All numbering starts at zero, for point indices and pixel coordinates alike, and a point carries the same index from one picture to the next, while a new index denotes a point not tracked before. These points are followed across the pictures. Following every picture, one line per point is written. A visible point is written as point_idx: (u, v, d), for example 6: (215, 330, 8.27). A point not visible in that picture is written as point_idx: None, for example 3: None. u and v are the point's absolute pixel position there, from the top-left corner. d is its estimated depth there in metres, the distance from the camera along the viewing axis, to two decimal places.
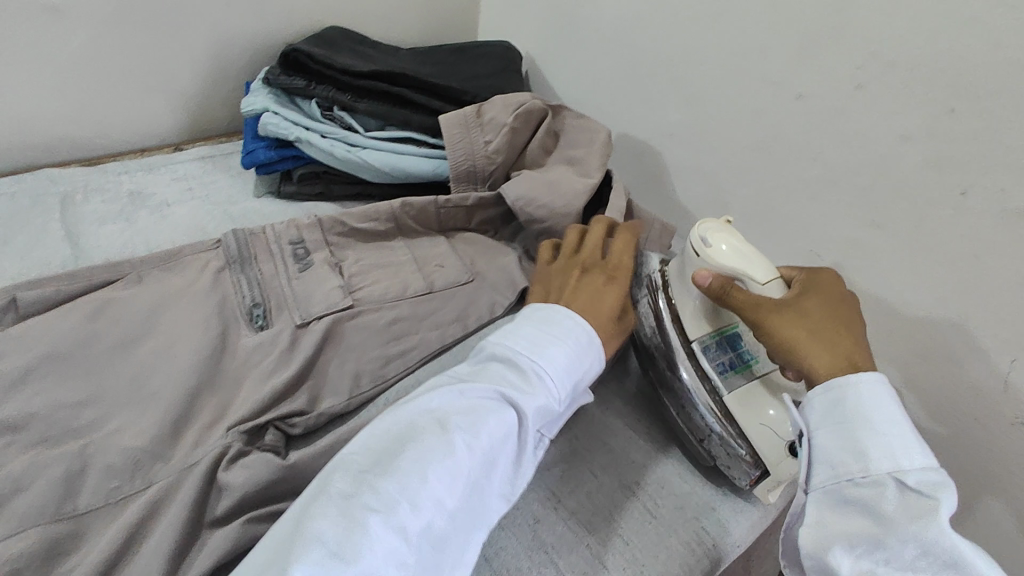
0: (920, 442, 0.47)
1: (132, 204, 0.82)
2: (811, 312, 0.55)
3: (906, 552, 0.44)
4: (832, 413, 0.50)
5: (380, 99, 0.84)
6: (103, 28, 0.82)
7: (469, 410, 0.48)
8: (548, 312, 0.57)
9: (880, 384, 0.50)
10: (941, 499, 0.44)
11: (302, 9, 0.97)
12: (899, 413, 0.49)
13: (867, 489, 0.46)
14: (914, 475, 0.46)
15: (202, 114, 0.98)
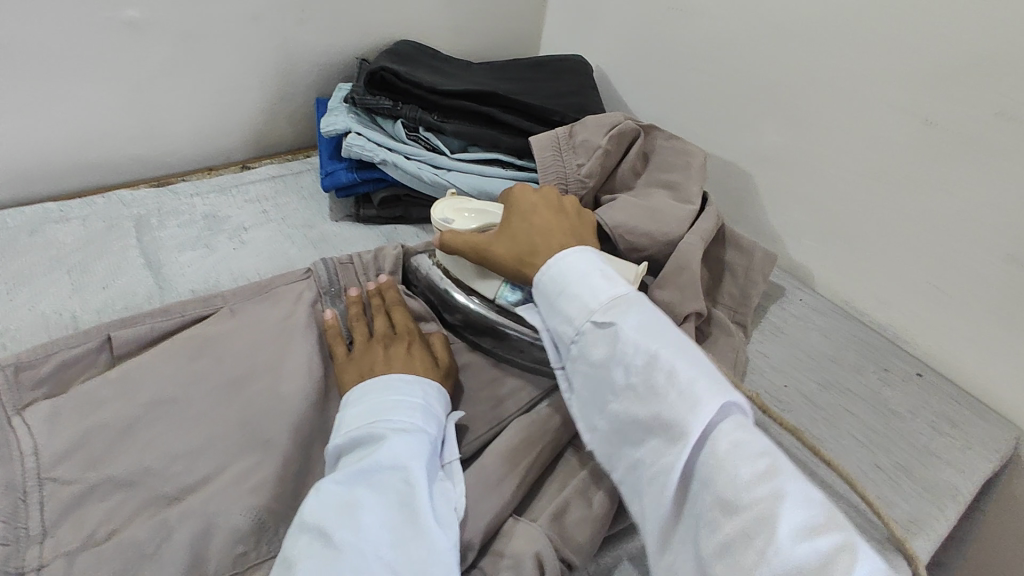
0: (597, 285, 0.54)
1: (209, 229, 0.79)
2: (519, 233, 0.62)
3: (630, 372, 0.48)
4: (546, 298, 0.56)
5: (467, 119, 0.81)
6: (177, 45, 0.78)
7: (345, 500, 0.46)
8: (377, 382, 0.55)
9: (567, 256, 0.57)
10: (618, 319, 0.50)
11: (373, 22, 0.92)
12: (596, 264, 0.55)
13: (590, 342, 0.51)
14: (619, 304, 0.52)
15: (268, 131, 0.94)
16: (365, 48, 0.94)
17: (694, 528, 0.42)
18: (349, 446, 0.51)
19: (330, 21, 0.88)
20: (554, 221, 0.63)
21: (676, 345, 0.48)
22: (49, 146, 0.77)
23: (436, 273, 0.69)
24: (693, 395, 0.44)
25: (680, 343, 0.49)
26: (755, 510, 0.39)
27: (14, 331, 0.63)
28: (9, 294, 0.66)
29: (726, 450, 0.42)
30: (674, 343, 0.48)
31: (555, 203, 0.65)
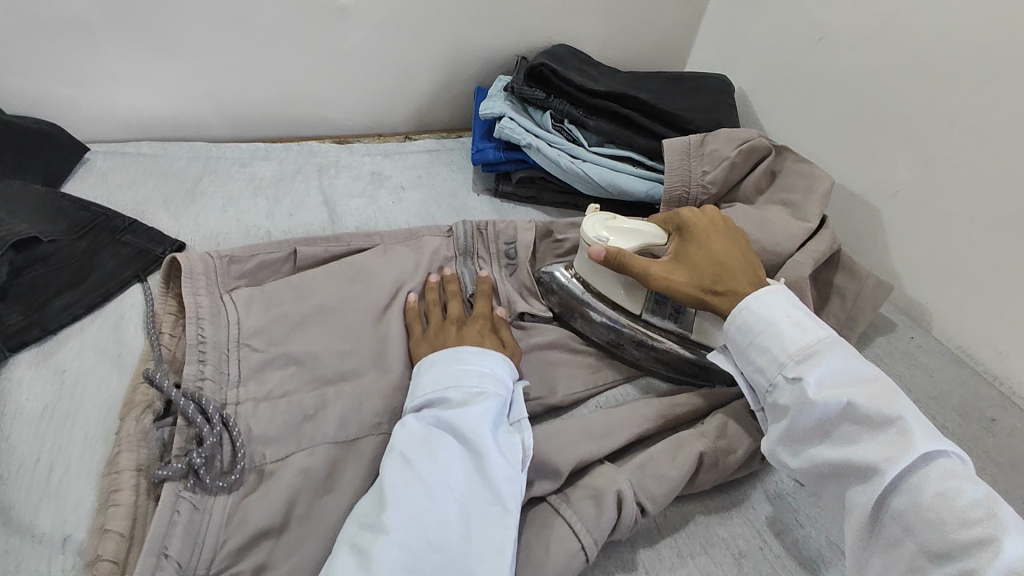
0: (785, 329, 0.56)
1: (373, 183, 0.93)
2: (694, 259, 0.65)
3: (828, 422, 0.52)
4: (734, 343, 0.59)
5: (609, 118, 0.89)
6: (374, 29, 0.91)
7: (424, 441, 0.52)
8: (450, 352, 0.60)
9: (756, 297, 0.59)
10: (808, 372, 0.53)
11: (538, 24, 1.01)
12: (782, 304, 0.58)
13: (781, 390, 0.54)
14: (810, 350, 0.54)
15: (430, 111, 1.06)
16: (526, 47, 1.03)
17: (899, 566, 0.46)
18: (432, 399, 0.57)
19: (501, 19, 0.98)
20: (727, 246, 0.66)
21: (876, 393, 0.51)
22: (263, 100, 0.93)
23: (577, 285, 0.73)
24: (902, 448, 0.47)
25: (884, 392, 0.51)
26: (967, 564, 0.42)
27: (226, 237, 0.79)
28: (224, 208, 0.83)
29: (932, 495, 0.45)
30: (872, 392, 0.51)
31: (724, 228, 0.68)
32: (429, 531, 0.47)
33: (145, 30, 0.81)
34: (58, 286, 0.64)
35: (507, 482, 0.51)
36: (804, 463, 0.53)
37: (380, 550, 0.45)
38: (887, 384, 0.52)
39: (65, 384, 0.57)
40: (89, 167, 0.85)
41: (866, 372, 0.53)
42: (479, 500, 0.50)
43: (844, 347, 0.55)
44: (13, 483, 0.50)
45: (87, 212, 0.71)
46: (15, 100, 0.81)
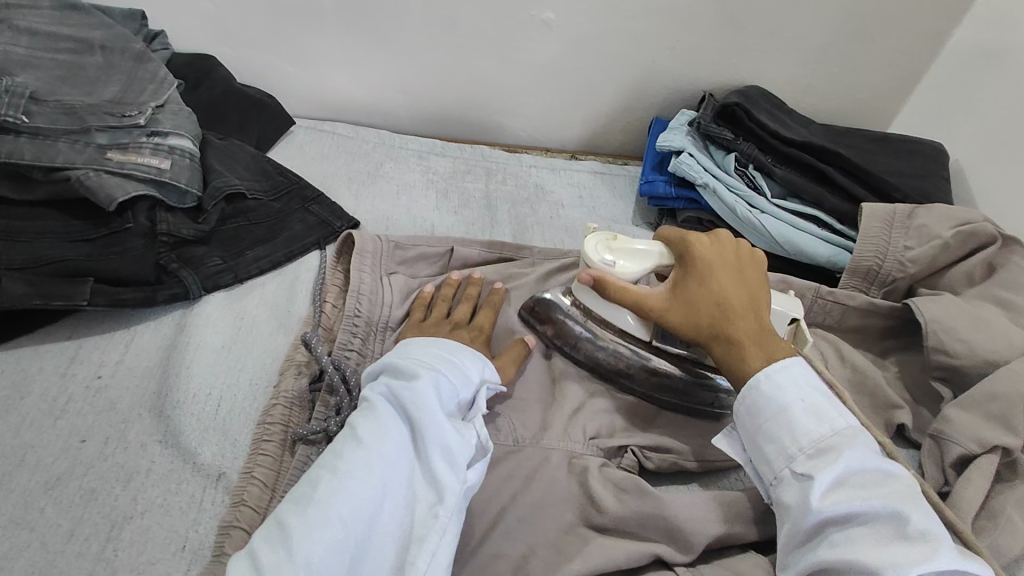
0: (800, 416, 0.49)
1: (536, 195, 0.94)
2: (696, 296, 0.57)
3: (837, 527, 0.44)
4: (750, 424, 0.51)
5: (800, 171, 0.82)
6: (568, 45, 0.92)
7: (374, 412, 0.49)
8: (418, 341, 0.57)
9: (778, 369, 0.52)
10: (822, 470, 0.46)
11: (736, 59, 0.95)
12: (800, 386, 0.50)
13: (789, 485, 0.48)
14: (830, 444, 0.48)
15: (603, 133, 1.05)
16: (718, 83, 0.98)
17: None
18: (387, 374, 0.53)
19: (700, 51, 0.94)
20: (740, 284, 0.58)
21: (891, 492, 0.44)
22: (450, 100, 0.97)
23: (563, 298, 0.66)
24: (918, 558, 0.40)
25: (904, 494, 0.44)
26: None
27: (394, 221, 0.86)
28: (398, 196, 0.89)
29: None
30: (892, 493, 0.44)
31: (736, 262, 0.60)
32: (357, 503, 0.43)
33: (364, 21, 0.87)
34: (252, 239, 0.71)
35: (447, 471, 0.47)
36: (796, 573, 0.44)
37: (300, 527, 0.41)
38: (909, 485, 0.45)
39: (242, 330, 0.63)
40: (292, 138, 0.94)
41: (889, 470, 0.46)
42: (425, 484, 0.46)
43: (869, 441, 0.48)
44: (186, 408, 0.54)
45: (285, 177, 0.77)
46: (248, 70, 0.93)
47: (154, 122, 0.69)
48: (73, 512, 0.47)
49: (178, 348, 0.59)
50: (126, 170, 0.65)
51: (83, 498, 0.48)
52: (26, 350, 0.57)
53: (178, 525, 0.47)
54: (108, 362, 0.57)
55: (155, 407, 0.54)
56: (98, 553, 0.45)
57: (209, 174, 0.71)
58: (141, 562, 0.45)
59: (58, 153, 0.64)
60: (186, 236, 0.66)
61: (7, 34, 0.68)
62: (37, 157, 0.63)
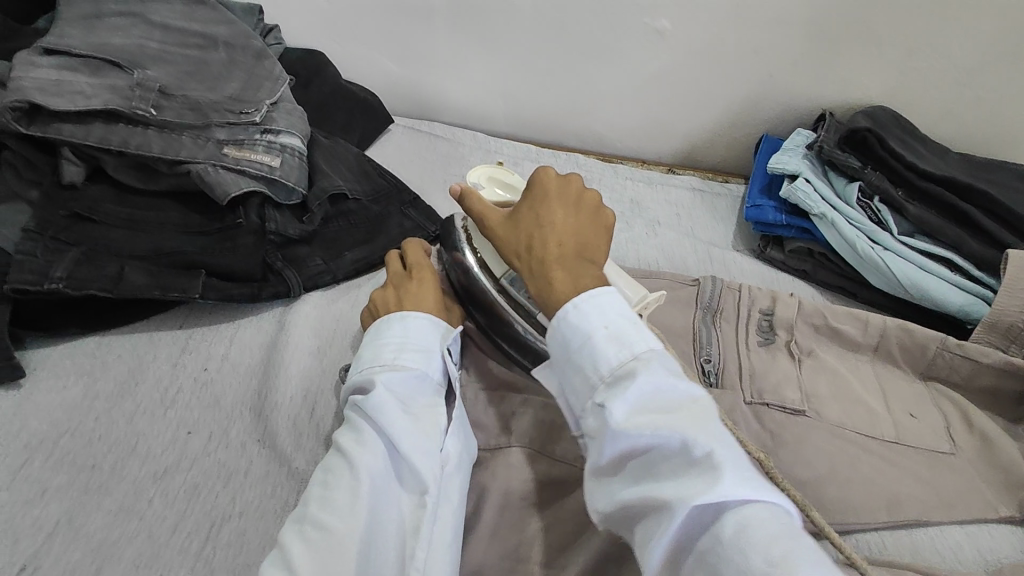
0: (600, 344, 0.44)
1: (631, 210, 0.90)
2: (523, 220, 0.53)
3: (630, 453, 0.40)
4: (557, 349, 0.46)
5: (936, 208, 0.75)
6: (679, 56, 0.87)
7: (347, 424, 0.48)
8: (377, 328, 0.55)
9: (595, 294, 0.46)
10: (622, 398, 0.41)
11: (867, 79, 0.87)
12: (606, 314, 0.45)
13: (591, 420, 0.43)
14: (631, 369, 0.43)
15: (706, 148, 0.99)
16: (842, 103, 0.91)
17: None
18: (353, 385, 0.51)
19: (825, 66, 0.87)
20: (568, 218, 0.52)
21: (688, 417, 0.40)
22: (549, 107, 0.95)
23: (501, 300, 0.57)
24: (703, 487, 0.36)
25: (696, 415, 0.40)
26: None
27: None
28: None
29: (760, 560, 0.33)
30: (685, 417, 0.40)
31: (577, 196, 0.54)
32: (348, 510, 0.42)
33: (473, 23, 0.86)
34: (351, 241, 0.72)
35: (431, 459, 0.47)
36: (610, 511, 0.41)
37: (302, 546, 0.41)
38: (706, 407, 0.42)
39: (338, 331, 0.63)
40: (390, 136, 0.95)
41: (688, 393, 0.42)
42: (407, 475, 0.47)
43: (667, 360, 0.43)
44: (281, 409, 0.55)
45: (384, 179, 0.78)
46: (354, 67, 0.95)
47: (269, 119, 0.72)
48: (177, 506, 0.49)
49: (277, 347, 0.61)
50: (242, 166, 0.67)
51: (187, 493, 0.50)
52: (141, 337, 0.60)
53: (273, 529, 0.48)
54: (214, 356, 0.60)
55: (255, 406, 0.56)
56: (198, 550, 0.46)
57: (315, 174, 0.72)
58: (236, 565, 0.46)
59: (182, 146, 0.67)
60: (291, 235, 0.68)
61: (141, 28, 0.72)
62: (163, 150, 0.66)
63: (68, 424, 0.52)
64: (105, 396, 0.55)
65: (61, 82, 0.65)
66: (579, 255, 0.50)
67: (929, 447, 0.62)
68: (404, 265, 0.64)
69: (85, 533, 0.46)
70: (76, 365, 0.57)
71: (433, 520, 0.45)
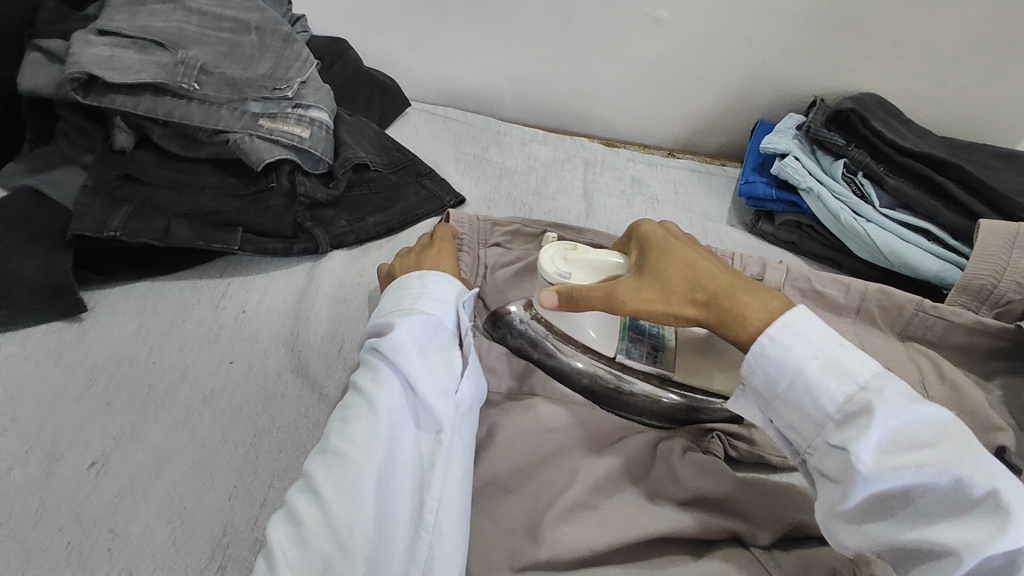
0: (819, 379, 0.45)
1: (632, 188, 0.96)
2: (664, 268, 0.54)
3: (884, 494, 0.42)
4: (762, 385, 0.47)
5: (915, 182, 0.80)
6: (678, 44, 0.93)
7: (368, 366, 0.52)
8: (396, 285, 0.59)
9: (779, 322, 0.47)
10: (866, 439, 0.42)
11: (854, 66, 0.93)
12: (806, 342, 0.46)
13: (827, 455, 0.45)
14: (864, 404, 0.43)
15: (704, 133, 1.05)
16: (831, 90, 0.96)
17: None
18: (374, 336, 0.55)
19: (814, 55, 0.93)
20: (699, 254, 0.55)
21: (952, 452, 0.41)
22: (555, 92, 1.02)
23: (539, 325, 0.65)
24: (991, 534, 0.38)
25: (960, 449, 0.41)
26: None
27: (496, 202, 0.91)
28: (502, 178, 0.94)
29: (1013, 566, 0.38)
30: (946, 451, 0.41)
31: (686, 239, 0.58)
32: (364, 443, 0.46)
33: (485, 13, 0.93)
34: (372, 207, 0.78)
35: (442, 395, 0.50)
36: (864, 545, 0.42)
37: (324, 474, 0.45)
38: (957, 427, 0.42)
39: (362, 283, 0.70)
40: (407, 119, 1.01)
41: (932, 416, 0.43)
42: (421, 413, 0.50)
43: (899, 385, 0.44)
44: (312, 346, 0.62)
45: (402, 154, 0.85)
46: (374, 54, 1.02)
47: (300, 95, 0.78)
48: (223, 421, 0.55)
49: (308, 295, 0.67)
50: (275, 136, 0.74)
51: (231, 411, 0.56)
52: (187, 283, 0.67)
53: (308, 443, 0.55)
54: (251, 301, 0.66)
55: (289, 342, 0.62)
56: (244, 456, 0.53)
57: (340, 146, 0.79)
58: (276, 468, 0.52)
59: (220, 118, 0.73)
60: (319, 199, 0.75)
61: (183, 12, 0.79)
62: (204, 120, 0.72)
63: (126, 353, 0.59)
64: (157, 331, 0.61)
65: (113, 58, 0.71)
66: (740, 281, 0.52)
67: None
68: (431, 239, 0.69)
69: (145, 440, 0.53)
70: (130, 305, 0.64)
71: (447, 451, 0.48)
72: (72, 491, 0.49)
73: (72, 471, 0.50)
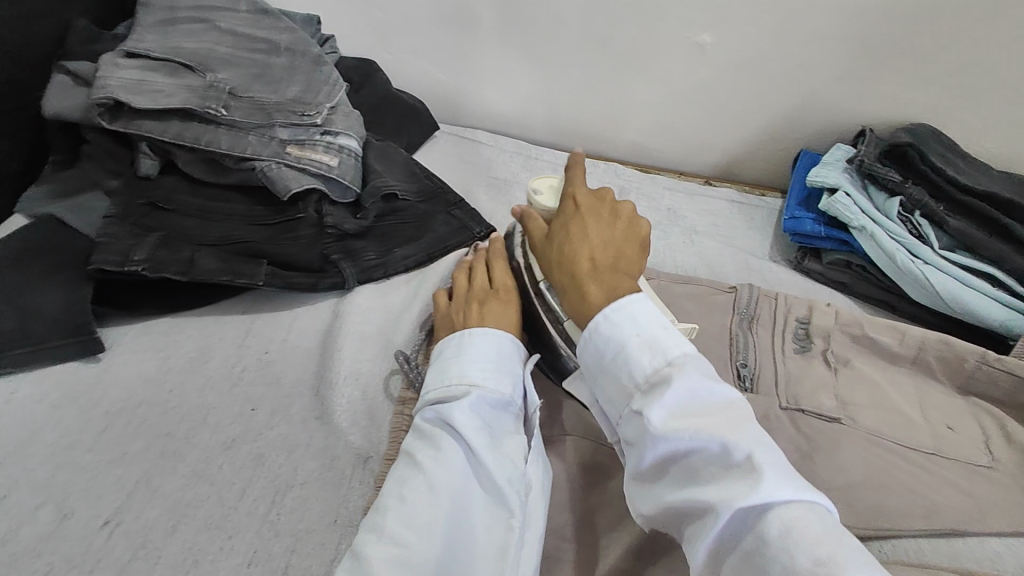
0: (633, 352, 0.46)
1: (669, 219, 0.92)
2: (558, 236, 0.57)
3: (667, 457, 0.42)
4: (596, 364, 0.48)
5: (977, 223, 0.75)
6: (720, 70, 0.89)
7: (429, 440, 0.48)
8: (453, 343, 0.54)
9: (625, 300, 0.49)
10: (654, 406, 0.43)
11: (909, 96, 0.88)
12: (636, 320, 0.47)
13: (627, 425, 0.46)
14: (658, 375, 0.45)
15: (744, 161, 1.00)
16: (883, 119, 0.91)
17: None
18: (432, 402, 0.51)
19: (866, 83, 0.88)
20: (603, 233, 0.56)
21: (725, 422, 0.42)
22: (590, 117, 0.98)
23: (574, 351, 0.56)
24: (745, 491, 0.37)
25: (733, 419, 0.42)
26: None
27: None
28: None
29: (805, 561, 0.34)
30: (723, 422, 0.42)
31: (612, 217, 0.58)
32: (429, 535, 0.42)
33: (520, 34, 0.90)
34: (401, 238, 0.75)
35: (514, 482, 0.46)
36: (652, 513, 0.42)
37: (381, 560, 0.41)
38: (744, 409, 0.43)
39: (389, 321, 0.67)
40: (436, 142, 0.98)
41: (721, 396, 0.43)
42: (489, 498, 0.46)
43: (700, 363, 0.45)
44: (338, 390, 0.59)
45: (431, 181, 0.81)
46: (405, 75, 0.99)
47: (329, 121, 0.75)
48: (244, 474, 0.52)
49: (333, 333, 0.64)
50: (303, 164, 0.71)
51: (253, 462, 0.53)
52: (210, 318, 0.64)
53: (333, 500, 0.51)
54: (275, 339, 0.63)
55: (314, 385, 0.59)
56: (264, 514, 0.50)
57: (369, 173, 0.76)
58: (299, 528, 0.49)
59: (248, 145, 0.70)
60: (348, 229, 0.71)
61: (213, 34, 0.77)
62: (231, 147, 0.70)
63: (144, 394, 0.56)
64: (177, 370, 0.59)
65: (142, 81, 0.70)
66: (612, 267, 0.54)
67: (969, 459, 0.62)
68: (489, 280, 0.63)
69: (162, 493, 0.50)
70: (151, 341, 0.61)
71: (518, 546, 0.44)
72: (83, 549, 0.46)
73: (84, 527, 0.47)
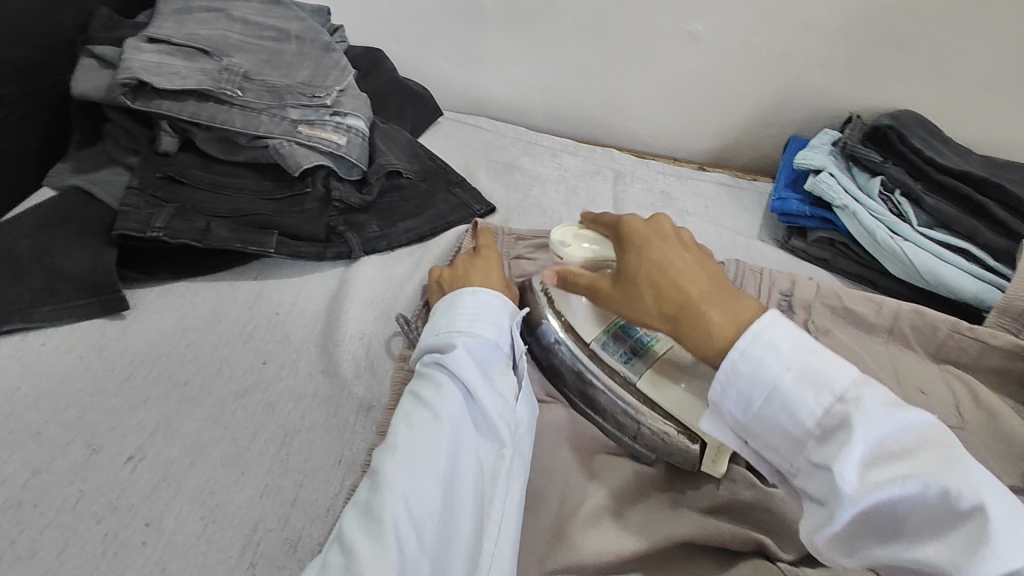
0: (794, 391, 0.44)
1: (661, 201, 0.96)
2: (632, 273, 0.54)
3: (868, 515, 0.40)
4: (737, 408, 0.46)
5: (954, 201, 0.79)
6: (712, 58, 0.93)
7: (428, 378, 0.52)
8: (446, 300, 0.59)
9: (749, 336, 0.46)
10: (845, 461, 0.40)
11: (892, 82, 0.92)
12: (775, 350, 0.45)
13: (813, 474, 0.43)
14: (833, 414, 0.42)
15: (735, 147, 1.04)
16: (869, 105, 0.95)
17: None
18: (429, 350, 0.56)
19: (851, 71, 0.92)
20: (674, 255, 0.53)
21: (926, 461, 0.39)
22: (587, 104, 1.02)
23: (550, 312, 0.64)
24: (972, 551, 0.36)
25: (935, 457, 0.39)
26: None
27: (524, 212, 0.91)
28: (531, 187, 0.95)
29: None
30: (924, 461, 0.39)
31: (673, 236, 0.55)
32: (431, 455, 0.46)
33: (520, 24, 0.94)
34: (403, 213, 0.79)
35: (505, 414, 0.51)
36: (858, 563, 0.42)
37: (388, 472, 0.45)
38: (928, 430, 0.41)
39: (390, 288, 0.71)
40: (438, 127, 1.03)
41: (907, 424, 0.41)
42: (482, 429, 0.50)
43: (879, 395, 0.42)
44: (342, 348, 0.63)
45: (433, 162, 0.86)
46: (409, 64, 1.03)
47: (338, 103, 0.80)
48: (256, 418, 0.56)
49: (339, 297, 0.68)
50: (313, 142, 0.75)
51: (264, 409, 0.57)
52: (223, 283, 0.69)
53: (337, 443, 0.55)
54: (284, 302, 0.67)
55: (320, 344, 0.64)
56: (275, 454, 0.54)
57: (375, 153, 0.80)
58: (306, 467, 0.53)
59: (261, 123, 0.75)
60: (353, 204, 0.76)
61: (226, 21, 0.82)
62: (245, 126, 0.74)
63: (164, 348, 0.61)
64: (194, 328, 0.63)
65: (161, 64, 0.74)
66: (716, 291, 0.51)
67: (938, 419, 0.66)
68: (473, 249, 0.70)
69: (181, 434, 0.54)
70: (169, 302, 0.66)
71: (509, 470, 0.48)
72: (110, 480, 0.51)
73: (111, 461, 0.52)
